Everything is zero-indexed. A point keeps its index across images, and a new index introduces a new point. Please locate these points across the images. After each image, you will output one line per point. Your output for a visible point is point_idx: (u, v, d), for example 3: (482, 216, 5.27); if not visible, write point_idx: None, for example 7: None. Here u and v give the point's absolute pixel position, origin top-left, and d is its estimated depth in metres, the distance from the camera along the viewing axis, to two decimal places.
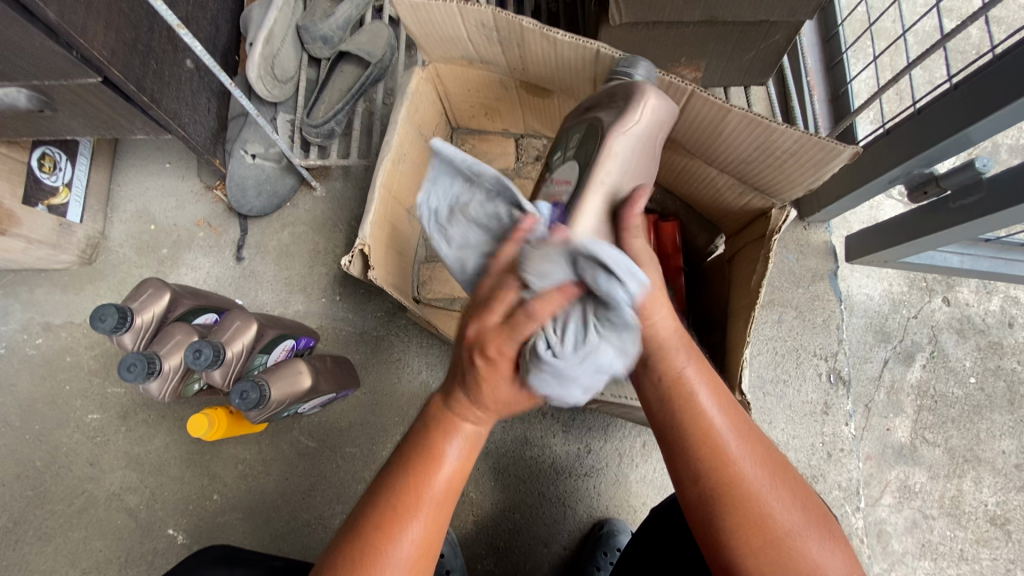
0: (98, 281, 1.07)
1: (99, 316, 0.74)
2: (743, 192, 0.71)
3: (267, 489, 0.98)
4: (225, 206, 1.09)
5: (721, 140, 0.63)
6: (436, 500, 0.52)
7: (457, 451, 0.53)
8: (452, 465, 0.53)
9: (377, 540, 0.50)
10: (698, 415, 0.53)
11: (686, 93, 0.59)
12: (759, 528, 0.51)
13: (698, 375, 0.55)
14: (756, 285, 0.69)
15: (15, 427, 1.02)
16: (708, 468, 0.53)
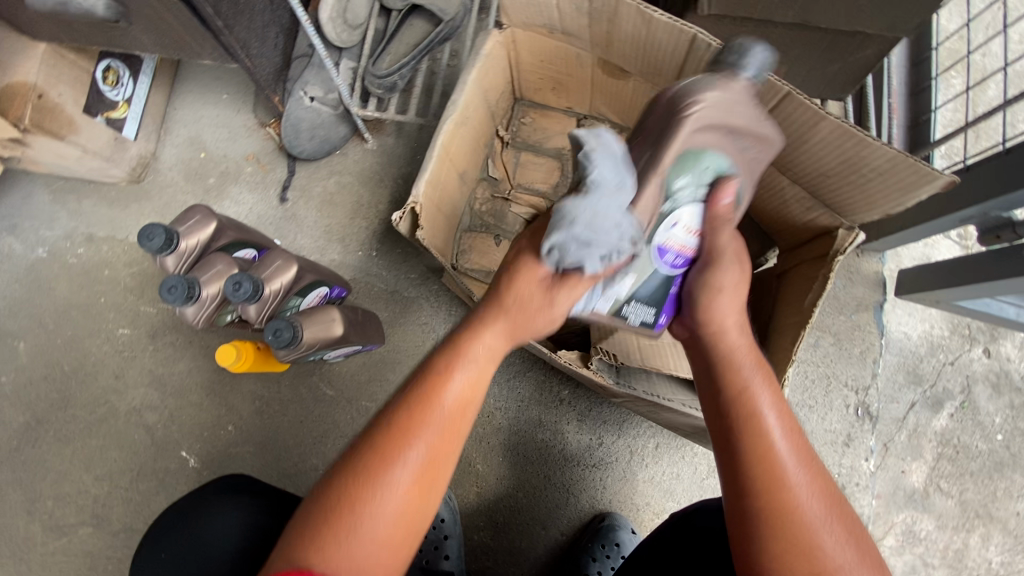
0: (143, 200, 1.08)
1: (147, 235, 0.75)
2: (811, 207, 0.69)
3: (281, 428, 1.00)
4: (276, 145, 1.09)
5: (804, 149, 0.61)
6: (447, 413, 0.50)
7: (461, 382, 0.51)
8: (459, 383, 0.51)
9: (374, 464, 0.48)
10: (760, 423, 0.53)
11: (780, 95, 0.57)
12: (807, 558, 0.50)
13: (765, 389, 0.55)
14: (810, 305, 0.67)
15: (48, 329, 1.05)
16: (760, 481, 0.52)
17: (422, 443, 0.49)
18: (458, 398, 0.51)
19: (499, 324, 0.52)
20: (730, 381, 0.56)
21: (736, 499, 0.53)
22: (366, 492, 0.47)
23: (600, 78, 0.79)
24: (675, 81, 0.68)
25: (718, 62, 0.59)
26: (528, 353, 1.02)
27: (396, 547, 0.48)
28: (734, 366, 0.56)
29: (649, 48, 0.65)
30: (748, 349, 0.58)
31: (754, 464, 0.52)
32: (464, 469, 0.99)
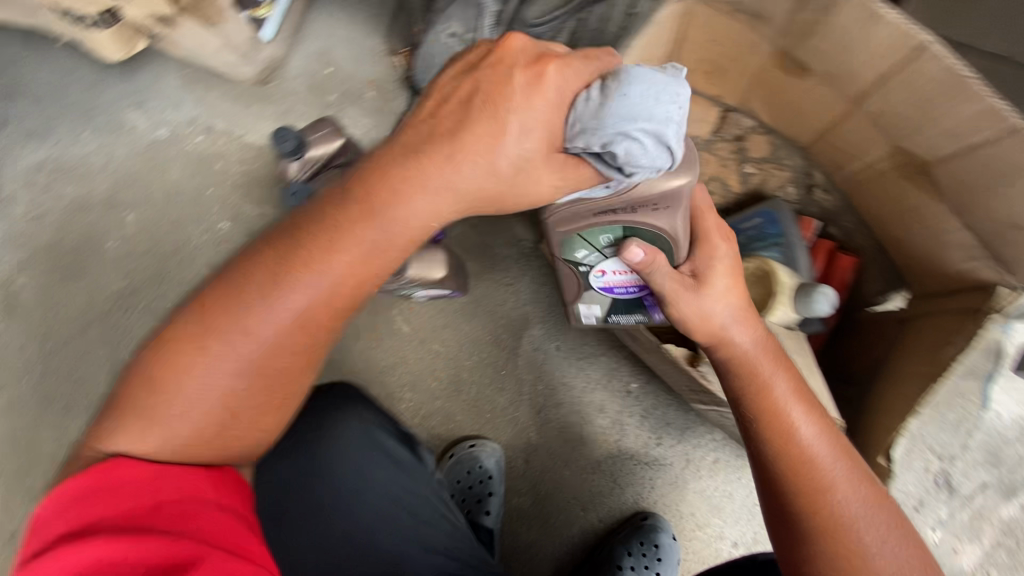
0: (265, 103, 1.10)
1: (280, 137, 0.77)
2: (974, 257, 0.65)
3: (351, 350, 1.02)
4: (401, 75, 1.08)
5: (1008, 193, 0.57)
6: (314, 309, 0.54)
7: (319, 282, 0.53)
8: (319, 289, 0.54)
9: (193, 342, 0.52)
10: (788, 434, 0.58)
11: (1005, 126, 0.53)
12: (855, 556, 0.53)
13: (794, 399, 0.60)
14: (948, 360, 0.62)
15: (156, 208, 1.09)
16: (796, 489, 0.56)
17: (276, 325, 0.53)
18: (315, 305, 0.54)
19: (374, 224, 0.53)
20: (768, 418, 0.59)
21: (779, 507, 0.57)
22: (189, 360, 0.51)
23: (771, 72, 0.75)
24: (870, 89, 0.64)
25: (940, 76, 0.55)
26: (605, 338, 1.01)
27: (203, 432, 0.52)
28: (776, 407, 0.59)
29: (856, 48, 0.61)
30: (790, 383, 0.61)
31: (803, 503, 0.55)
32: (517, 434, 1.00)
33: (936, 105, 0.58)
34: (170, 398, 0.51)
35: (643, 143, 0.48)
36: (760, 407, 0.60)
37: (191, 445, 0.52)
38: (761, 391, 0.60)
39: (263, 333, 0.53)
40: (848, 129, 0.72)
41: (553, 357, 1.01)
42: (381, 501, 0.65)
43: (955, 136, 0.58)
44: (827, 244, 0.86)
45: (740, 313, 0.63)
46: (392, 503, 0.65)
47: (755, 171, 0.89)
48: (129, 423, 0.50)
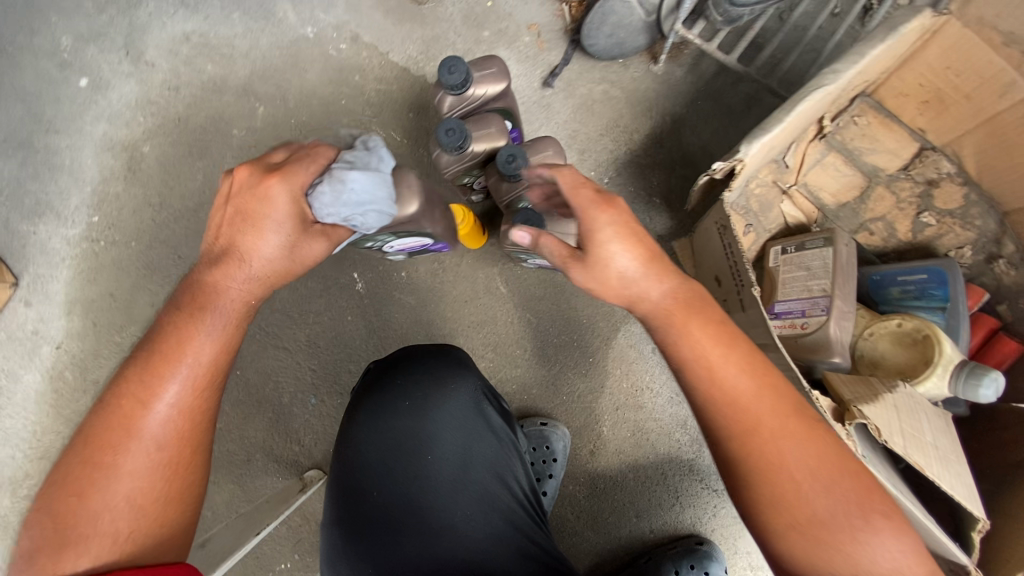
0: (417, 24, 1.06)
1: (449, 67, 0.73)
2: None
3: (445, 297, 1.00)
4: (564, 26, 1.02)
5: None
6: (227, 304, 0.60)
7: (254, 267, 0.61)
8: (249, 271, 0.61)
9: (141, 386, 0.56)
10: (733, 400, 0.55)
11: None
12: (811, 524, 0.52)
13: (709, 340, 0.57)
14: None
15: (288, 107, 1.08)
16: (749, 462, 0.54)
17: (206, 335, 0.59)
18: (239, 291, 0.61)
19: (281, 202, 0.60)
20: (741, 440, 0.55)
21: (729, 479, 0.56)
22: (123, 436, 0.55)
23: (1017, 120, 0.68)
24: None
25: None
26: None
27: (167, 479, 0.56)
28: (742, 410, 0.55)
29: None
30: (751, 379, 0.56)
31: (798, 539, 0.52)
32: (589, 424, 0.97)
33: None
34: (159, 386, 0.56)
35: (368, 216, 0.63)
36: (730, 426, 0.55)
37: (144, 504, 0.55)
38: (740, 407, 0.55)
39: (208, 321, 0.59)
40: None
41: (647, 359, 0.97)
42: (490, 480, 0.65)
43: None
44: (989, 322, 0.77)
45: (624, 250, 0.58)
46: (500, 481, 0.65)
47: (936, 221, 0.80)
48: (73, 470, 0.54)
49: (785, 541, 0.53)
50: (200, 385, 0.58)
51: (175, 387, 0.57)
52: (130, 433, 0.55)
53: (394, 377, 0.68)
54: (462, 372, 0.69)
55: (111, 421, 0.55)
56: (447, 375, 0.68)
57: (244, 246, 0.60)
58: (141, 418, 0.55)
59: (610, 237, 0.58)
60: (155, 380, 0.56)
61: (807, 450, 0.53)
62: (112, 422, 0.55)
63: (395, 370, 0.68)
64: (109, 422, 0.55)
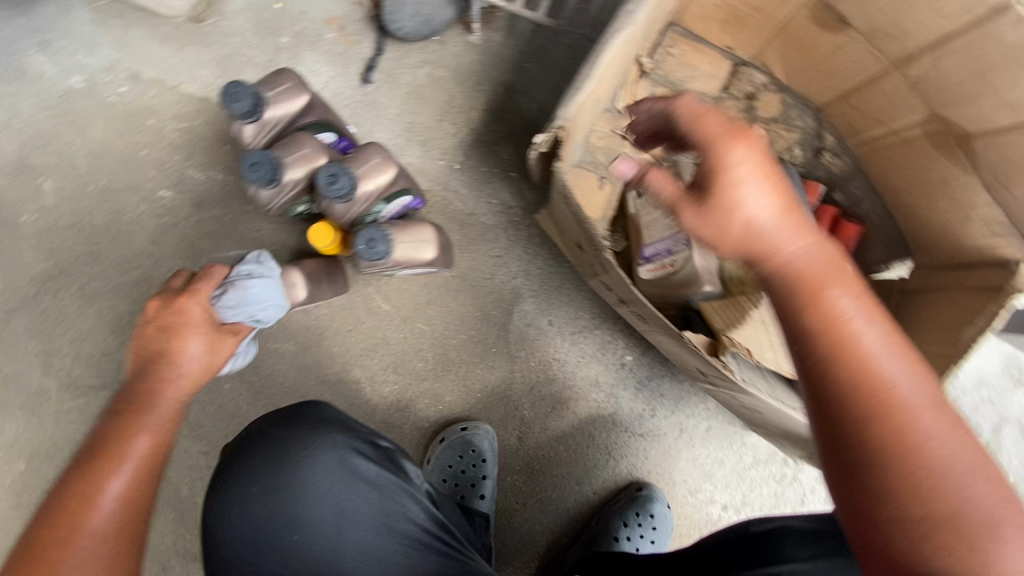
0: (202, 45, 0.93)
1: (232, 93, 0.64)
2: (997, 233, 0.64)
3: (326, 332, 0.93)
4: (366, 13, 0.93)
5: None
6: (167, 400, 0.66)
7: (196, 348, 0.73)
8: (192, 357, 0.72)
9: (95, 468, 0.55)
10: (873, 359, 0.41)
11: None
12: (976, 547, 0.37)
13: (856, 307, 0.43)
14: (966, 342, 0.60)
15: (80, 174, 0.93)
16: (885, 433, 0.40)
17: (144, 434, 0.60)
18: (170, 400, 0.66)
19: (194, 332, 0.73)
20: (879, 415, 0.40)
21: (842, 444, 0.41)
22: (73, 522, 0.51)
23: (805, 27, 0.71)
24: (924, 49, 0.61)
25: None
26: (599, 311, 0.96)
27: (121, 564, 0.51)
28: (877, 386, 0.41)
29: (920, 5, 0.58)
30: (885, 346, 0.42)
31: (938, 551, 0.37)
32: (510, 413, 0.96)
33: (998, 74, 0.56)
34: (102, 480, 0.54)
35: (263, 312, 0.80)
36: (854, 396, 0.41)
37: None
38: (869, 379, 0.41)
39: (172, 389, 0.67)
40: (879, 92, 0.70)
41: (546, 333, 0.96)
42: (370, 535, 0.60)
43: (1010, 108, 0.57)
44: (829, 211, 0.80)
45: (749, 173, 0.46)
46: (384, 531, 0.61)
47: (764, 131, 0.83)
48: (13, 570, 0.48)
49: (916, 539, 0.38)
50: (154, 460, 0.59)
51: (128, 475, 0.56)
52: (78, 517, 0.51)
53: (247, 449, 0.62)
54: (318, 429, 0.64)
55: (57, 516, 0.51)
56: (302, 436, 0.63)
57: (175, 347, 0.71)
58: (95, 502, 0.53)
59: (732, 170, 0.46)
60: (118, 449, 0.58)
61: (981, 475, 0.39)
62: (62, 514, 0.51)
63: (248, 445, 0.63)
64: (59, 513, 0.52)
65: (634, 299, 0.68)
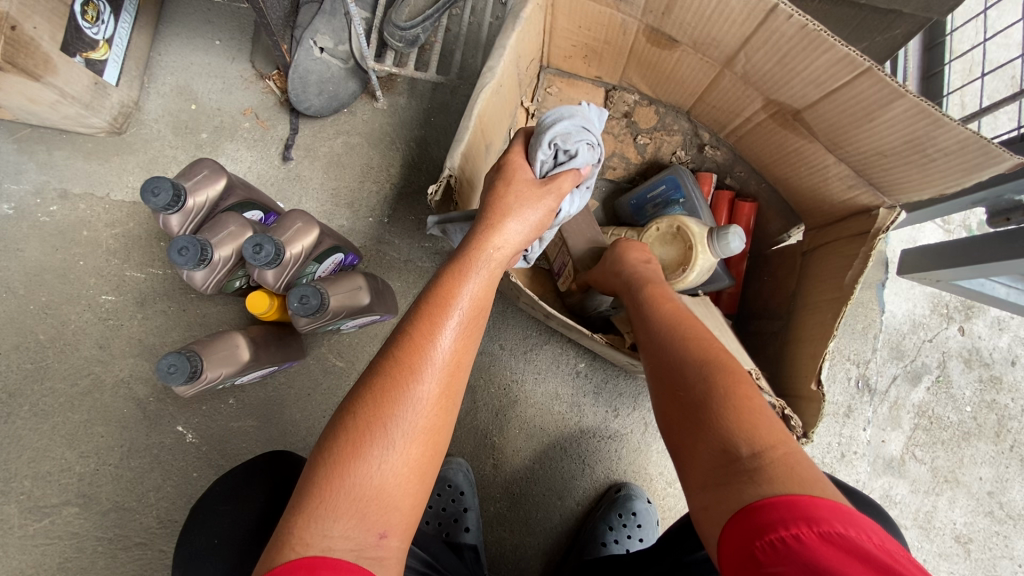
0: (126, 154, 0.98)
1: (152, 189, 0.69)
2: (853, 185, 0.73)
3: (286, 401, 0.95)
4: (276, 99, 1.01)
5: (870, 126, 0.63)
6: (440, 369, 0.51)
7: (473, 290, 0.55)
8: (466, 301, 0.54)
9: (396, 376, 0.49)
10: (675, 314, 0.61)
11: (857, 70, 0.59)
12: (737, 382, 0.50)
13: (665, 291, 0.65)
14: (851, 281, 0.69)
15: (19, 295, 0.94)
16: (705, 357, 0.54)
17: (431, 374, 0.50)
18: (449, 357, 0.52)
19: (474, 277, 0.55)
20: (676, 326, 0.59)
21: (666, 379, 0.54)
22: (376, 439, 0.47)
23: (644, 48, 0.79)
24: (737, 52, 0.69)
25: (796, 34, 0.60)
26: (545, 327, 1.01)
27: (420, 475, 0.49)
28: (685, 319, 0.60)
29: (718, 20, 0.66)
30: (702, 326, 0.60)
31: (714, 411, 0.49)
32: (481, 442, 0.98)
33: (797, 59, 0.64)
34: (411, 388, 0.49)
35: None
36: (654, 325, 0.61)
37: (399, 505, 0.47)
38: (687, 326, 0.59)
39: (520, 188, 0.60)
40: (722, 90, 0.78)
41: (500, 358, 0.99)
42: None
43: (819, 84, 0.64)
44: (726, 195, 0.91)
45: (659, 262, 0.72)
46: None
47: (648, 139, 0.93)
48: (325, 511, 0.45)
49: (740, 425, 0.47)
50: (468, 339, 0.54)
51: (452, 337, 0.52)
52: (408, 383, 0.49)
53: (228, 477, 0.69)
54: (271, 468, 0.69)
55: (392, 367, 0.50)
56: (254, 473, 0.68)
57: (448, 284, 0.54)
58: (429, 367, 0.50)
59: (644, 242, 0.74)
60: (427, 335, 0.51)
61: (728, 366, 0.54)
62: (397, 368, 0.50)
63: (204, 513, 0.66)
64: (379, 384, 0.49)
65: (549, 314, 0.74)
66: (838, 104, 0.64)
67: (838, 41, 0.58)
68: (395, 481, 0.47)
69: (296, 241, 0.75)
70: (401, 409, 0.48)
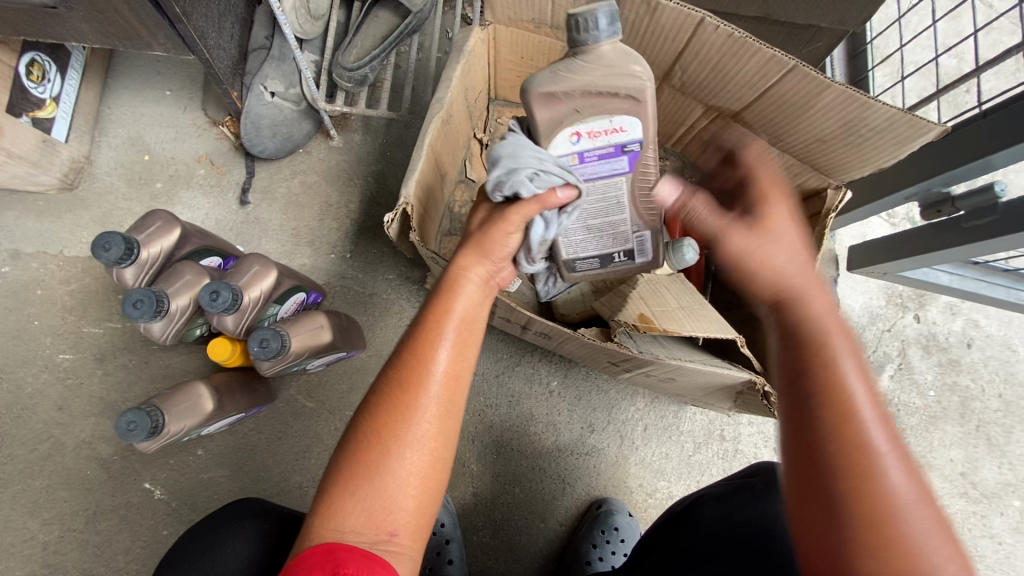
0: (78, 209, 0.97)
1: (103, 244, 0.68)
2: (799, 172, 0.74)
3: (257, 447, 0.94)
4: (231, 144, 1.02)
5: (803, 118, 0.63)
6: (439, 382, 0.48)
7: (470, 297, 0.50)
8: (465, 310, 0.50)
9: (398, 392, 0.47)
10: (827, 351, 0.45)
11: (783, 69, 0.57)
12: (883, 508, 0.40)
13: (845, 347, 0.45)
14: None
15: None
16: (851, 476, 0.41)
17: (432, 387, 0.47)
18: (448, 369, 0.48)
19: (470, 286, 0.50)
20: (826, 395, 0.43)
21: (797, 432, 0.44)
22: (381, 454, 0.46)
23: None
24: (668, 66, 0.67)
25: (722, 42, 0.59)
26: (515, 348, 1.01)
27: (429, 483, 0.47)
28: (840, 383, 0.43)
29: (645, 35, 0.63)
30: (873, 401, 0.43)
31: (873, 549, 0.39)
32: (459, 471, 0.97)
33: (727, 66, 0.62)
34: (413, 402, 0.47)
35: None
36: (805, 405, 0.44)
37: (410, 514, 0.46)
38: (860, 445, 0.41)
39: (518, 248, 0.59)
40: (663, 101, 0.78)
41: (472, 383, 1.00)
42: None
43: (750, 86, 0.63)
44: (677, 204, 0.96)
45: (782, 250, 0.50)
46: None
47: None
48: (334, 517, 0.45)
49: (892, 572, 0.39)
50: (470, 342, 0.50)
51: (452, 343, 0.48)
52: (409, 400, 0.47)
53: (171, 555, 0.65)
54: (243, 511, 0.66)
55: (394, 385, 0.47)
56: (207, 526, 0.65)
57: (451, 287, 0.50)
58: (430, 379, 0.47)
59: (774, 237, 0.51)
60: (427, 350, 0.48)
61: (933, 526, 0.40)
62: (398, 387, 0.47)
63: None
64: (378, 406, 0.47)
65: (529, 320, 0.75)
66: (769, 101, 0.63)
67: (760, 45, 0.56)
68: (403, 495, 0.46)
69: (256, 284, 0.75)
70: (406, 427, 0.46)
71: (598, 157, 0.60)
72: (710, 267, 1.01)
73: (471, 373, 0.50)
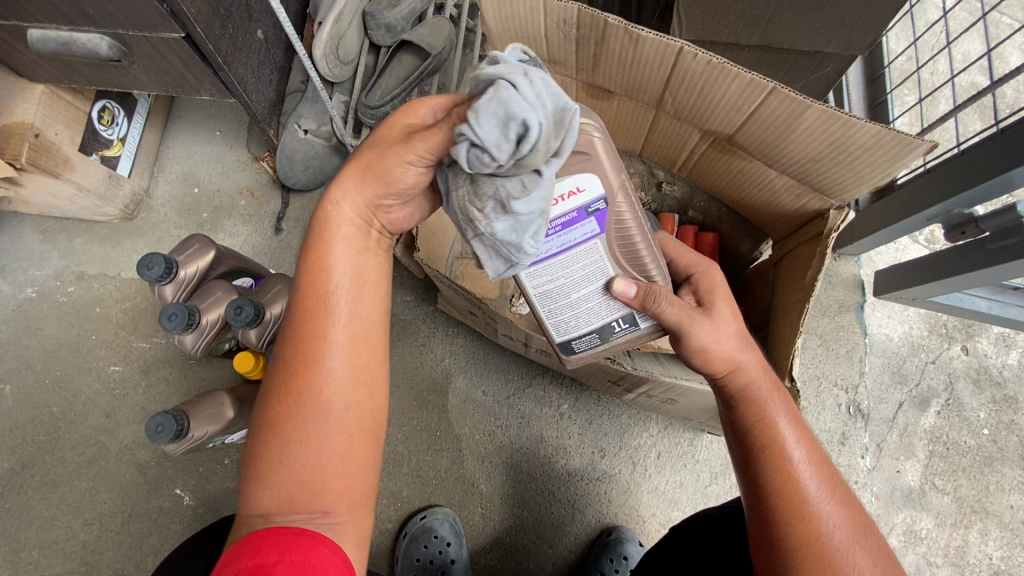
0: (135, 236, 1.09)
1: (146, 264, 0.76)
2: (800, 194, 0.74)
3: None
4: (269, 177, 1.12)
5: (793, 138, 0.65)
6: (343, 335, 0.53)
7: (346, 256, 0.53)
8: (344, 278, 0.53)
9: (299, 364, 0.52)
10: (780, 443, 0.55)
11: (765, 91, 0.61)
12: (828, 560, 0.52)
13: (785, 422, 0.57)
14: (811, 280, 0.70)
15: (36, 371, 1.02)
16: (797, 547, 0.53)
17: (336, 339, 0.52)
18: (348, 299, 0.53)
19: (342, 248, 0.53)
20: (766, 455, 0.55)
21: (763, 523, 0.55)
22: (299, 413, 0.51)
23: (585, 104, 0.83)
24: (661, 93, 0.72)
25: (704, 69, 0.63)
26: (525, 369, 1.03)
27: (352, 448, 0.52)
28: (777, 446, 0.56)
29: (635, 65, 0.69)
30: (813, 469, 0.55)
31: None
32: (468, 491, 0.98)
33: (713, 90, 0.66)
34: (317, 365, 0.52)
35: None
36: (774, 489, 0.55)
37: (330, 475, 0.51)
38: (807, 515, 0.53)
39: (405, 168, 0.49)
40: (662, 128, 0.81)
41: (483, 404, 1.01)
42: None
43: (738, 110, 0.67)
44: (687, 227, 0.94)
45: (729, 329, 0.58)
46: None
47: None
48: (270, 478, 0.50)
49: None
50: (365, 260, 0.54)
51: (346, 261, 0.53)
52: (314, 364, 0.52)
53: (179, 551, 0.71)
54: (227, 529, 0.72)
55: (299, 343, 0.52)
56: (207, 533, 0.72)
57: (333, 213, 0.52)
58: (335, 290, 0.53)
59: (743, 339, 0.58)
60: (319, 313, 0.52)
61: (874, 558, 0.53)
62: (302, 331, 0.52)
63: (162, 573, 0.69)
64: (291, 356, 0.52)
65: (527, 337, 0.79)
66: (756, 120, 0.66)
67: (741, 69, 0.61)
68: (341, 438, 0.52)
69: (279, 303, 0.82)
70: (326, 365, 0.52)
71: (559, 226, 0.53)
72: (726, 290, 0.99)
73: (373, 281, 0.55)
